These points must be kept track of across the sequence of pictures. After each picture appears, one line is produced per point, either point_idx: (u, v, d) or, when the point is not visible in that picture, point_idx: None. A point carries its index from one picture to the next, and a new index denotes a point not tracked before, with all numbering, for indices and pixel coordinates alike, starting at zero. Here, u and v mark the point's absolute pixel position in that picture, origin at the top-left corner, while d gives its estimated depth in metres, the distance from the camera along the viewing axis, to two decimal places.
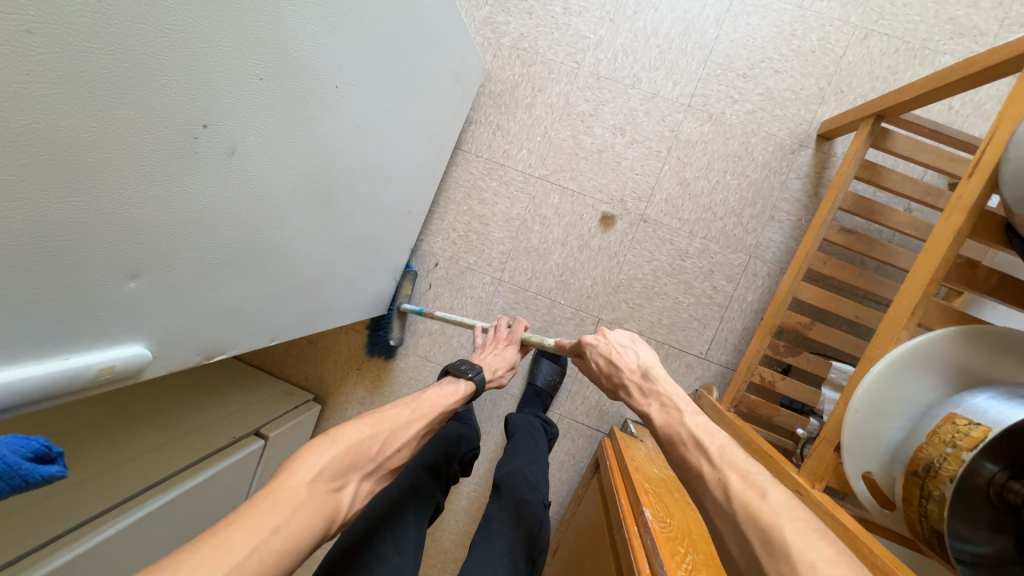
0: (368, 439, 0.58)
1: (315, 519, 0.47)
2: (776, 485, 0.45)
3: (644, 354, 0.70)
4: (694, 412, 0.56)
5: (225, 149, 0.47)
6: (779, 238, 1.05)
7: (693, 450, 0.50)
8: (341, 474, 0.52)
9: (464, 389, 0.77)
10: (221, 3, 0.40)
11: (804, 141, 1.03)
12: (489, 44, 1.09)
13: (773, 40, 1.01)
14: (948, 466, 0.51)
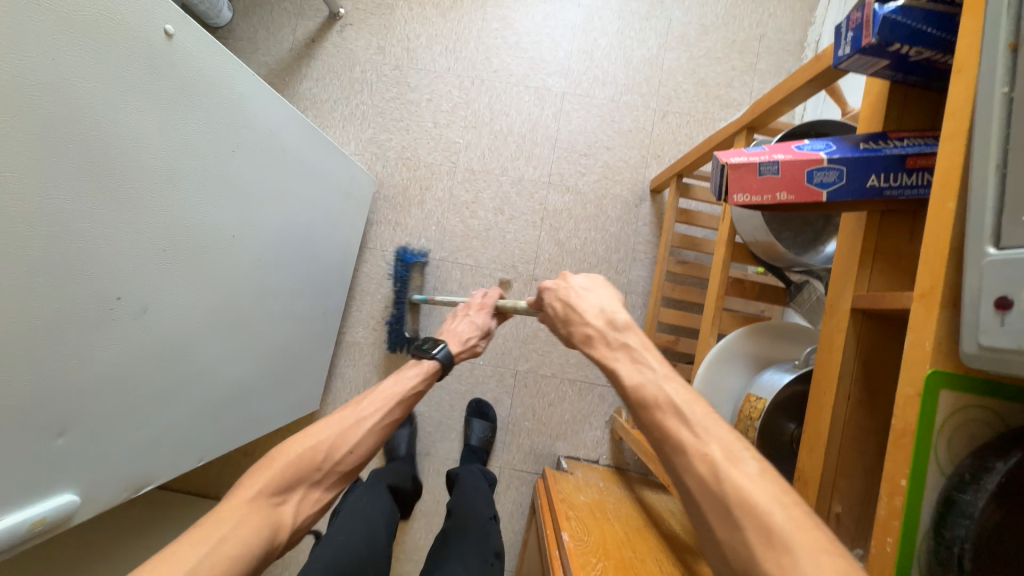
0: (307, 451, 0.61)
1: (260, 531, 0.53)
2: (721, 454, 0.42)
3: (605, 297, 0.64)
4: (660, 367, 0.52)
5: (139, 311, 0.58)
6: (644, 273, 1.28)
7: (674, 418, 0.46)
8: (280, 491, 0.57)
9: (428, 366, 0.79)
10: (122, 207, 0.54)
11: (643, 196, 1.30)
12: (377, 158, 1.29)
13: (600, 126, 1.30)
14: (749, 434, 0.68)
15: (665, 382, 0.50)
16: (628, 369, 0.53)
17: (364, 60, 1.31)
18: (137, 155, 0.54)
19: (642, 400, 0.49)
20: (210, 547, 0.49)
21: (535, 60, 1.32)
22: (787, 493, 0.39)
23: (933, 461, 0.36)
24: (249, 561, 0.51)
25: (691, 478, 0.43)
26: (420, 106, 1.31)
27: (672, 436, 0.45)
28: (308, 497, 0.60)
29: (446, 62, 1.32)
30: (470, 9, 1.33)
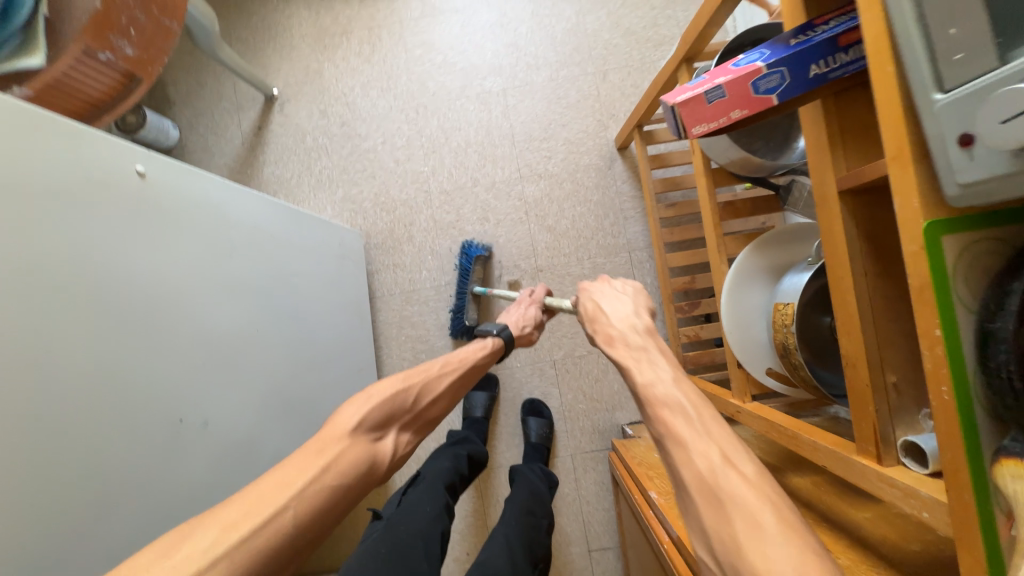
0: (401, 392, 0.69)
1: (361, 458, 0.58)
2: (722, 460, 0.44)
3: (625, 305, 0.70)
4: (665, 370, 0.55)
5: (200, 423, 0.66)
6: (640, 227, 1.30)
7: (672, 412, 0.49)
8: (378, 426, 0.64)
9: (494, 342, 0.92)
10: (156, 342, 0.61)
11: (612, 156, 1.31)
12: (356, 213, 1.33)
13: (548, 108, 1.33)
14: (791, 341, 0.70)
15: (675, 386, 0.52)
16: (671, 426, 0.48)
17: (312, 128, 1.36)
18: (148, 293, 0.61)
19: (655, 399, 0.51)
20: (319, 464, 0.54)
21: (466, 69, 1.35)
22: (780, 494, 0.42)
23: (958, 303, 0.36)
24: (349, 486, 0.55)
25: (680, 458, 0.46)
26: (378, 150, 1.35)
27: (670, 428, 0.48)
28: (398, 433, 0.67)
29: (386, 102, 1.35)
30: (391, 45, 1.36)
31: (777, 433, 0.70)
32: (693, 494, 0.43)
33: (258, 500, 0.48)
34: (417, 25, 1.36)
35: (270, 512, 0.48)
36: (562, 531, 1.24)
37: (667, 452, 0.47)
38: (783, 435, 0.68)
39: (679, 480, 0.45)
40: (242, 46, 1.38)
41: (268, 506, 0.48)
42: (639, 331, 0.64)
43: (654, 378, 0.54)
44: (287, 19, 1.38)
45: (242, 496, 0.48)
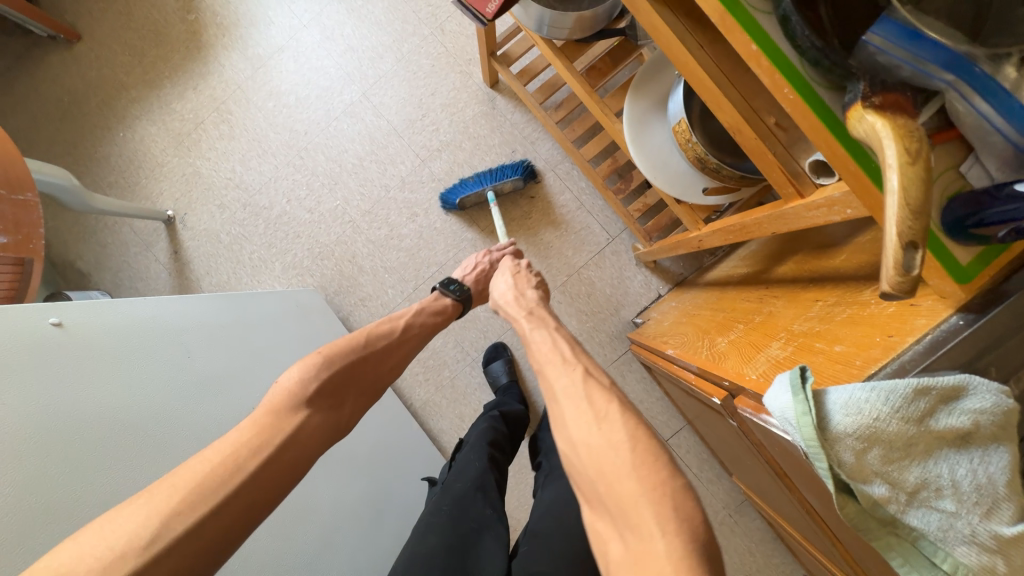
0: (360, 360, 0.77)
1: (322, 430, 0.68)
2: (621, 414, 0.56)
3: (533, 293, 0.89)
4: (580, 360, 0.66)
5: None
6: (550, 143, 1.31)
7: (589, 387, 0.60)
8: (333, 395, 0.71)
9: (452, 306, 0.97)
10: (158, 453, 0.67)
11: (490, 96, 1.32)
12: (302, 274, 1.35)
13: (410, 86, 1.33)
14: (699, 151, 0.73)
15: (584, 370, 0.63)
16: (544, 365, 0.67)
17: (221, 225, 1.37)
18: (127, 418, 0.66)
19: (581, 379, 0.61)
20: (278, 425, 0.64)
21: (321, 95, 1.35)
22: (639, 441, 0.53)
23: (753, 14, 0.38)
24: (307, 440, 0.65)
25: (576, 411, 0.58)
26: (287, 210, 1.36)
27: (594, 397, 0.58)
28: (357, 396, 0.75)
29: (269, 164, 1.36)
30: (243, 112, 1.37)
31: (731, 233, 0.73)
32: (563, 399, 0.60)
33: (207, 496, 0.54)
34: (256, 81, 1.36)
35: (223, 496, 0.55)
36: None
37: (547, 381, 0.65)
38: (735, 230, 0.71)
39: (555, 392, 0.62)
40: (118, 189, 1.38)
41: (238, 524, 0.56)
42: (527, 299, 0.86)
43: (541, 335, 0.73)
44: (143, 142, 1.38)
45: (194, 479, 0.55)
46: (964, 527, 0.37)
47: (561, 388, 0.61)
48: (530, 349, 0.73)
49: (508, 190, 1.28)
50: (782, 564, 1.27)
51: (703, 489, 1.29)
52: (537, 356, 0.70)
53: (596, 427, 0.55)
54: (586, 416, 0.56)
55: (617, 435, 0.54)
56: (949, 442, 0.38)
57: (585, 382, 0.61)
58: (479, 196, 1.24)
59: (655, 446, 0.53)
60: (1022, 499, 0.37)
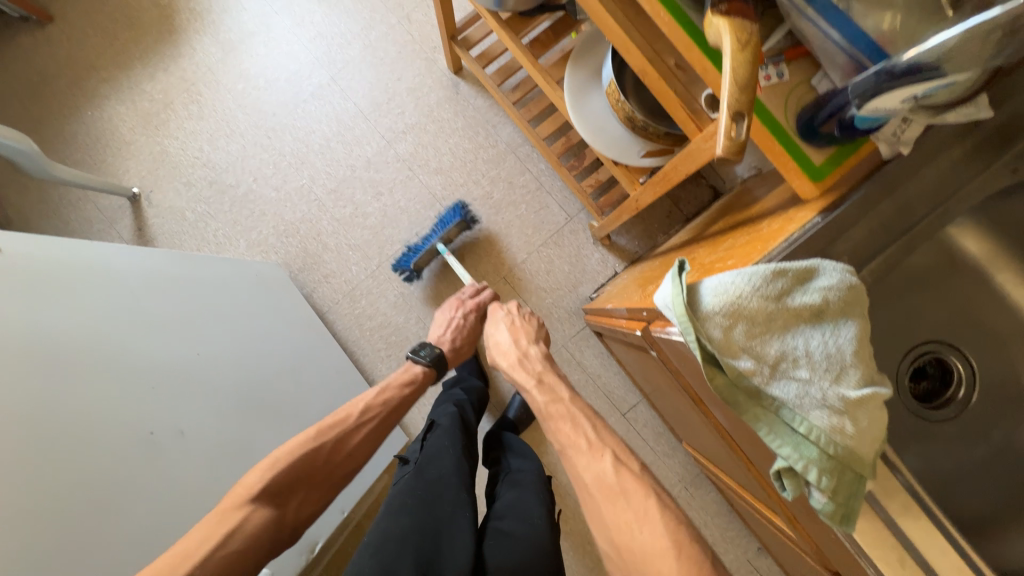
0: (312, 452, 0.77)
1: (268, 528, 0.68)
2: (661, 514, 0.59)
3: (536, 350, 0.91)
4: (600, 444, 0.69)
5: (174, 433, 0.74)
6: (511, 127, 1.37)
7: (624, 482, 0.63)
8: (281, 491, 0.72)
9: (421, 373, 0.97)
10: (93, 380, 0.67)
11: (454, 82, 1.38)
12: (267, 251, 1.37)
13: (377, 71, 1.39)
14: (627, 109, 0.78)
15: (612, 458, 0.67)
16: (570, 447, 0.71)
17: (187, 202, 1.38)
18: (64, 344, 0.66)
19: (609, 470, 0.65)
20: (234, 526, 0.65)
21: (290, 78, 1.39)
22: (684, 546, 0.56)
23: None
24: (251, 540, 0.66)
25: (611, 511, 0.61)
26: (253, 188, 1.38)
27: (625, 491, 0.62)
28: (311, 488, 0.76)
29: (238, 144, 1.39)
30: (213, 93, 1.40)
31: (659, 184, 0.79)
32: (599, 496, 0.63)
33: None
34: (227, 64, 1.40)
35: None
36: None
37: (574, 468, 0.68)
38: (661, 181, 0.77)
39: (585, 482, 0.66)
40: (84, 167, 1.39)
41: None
42: (532, 361, 0.88)
43: (558, 414, 0.76)
44: (111, 122, 1.40)
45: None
46: (817, 393, 0.41)
47: (594, 482, 0.64)
48: (548, 425, 0.76)
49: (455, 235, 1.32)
50: (735, 534, 1.30)
51: (659, 462, 1.32)
52: (557, 433, 0.74)
53: (638, 527, 0.58)
54: (626, 517, 0.60)
55: (661, 539, 0.57)
56: (805, 320, 0.42)
57: (619, 477, 0.64)
58: (431, 252, 1.29)
59: (695, 543, 0.56)
60: (867, 368, 0.41)
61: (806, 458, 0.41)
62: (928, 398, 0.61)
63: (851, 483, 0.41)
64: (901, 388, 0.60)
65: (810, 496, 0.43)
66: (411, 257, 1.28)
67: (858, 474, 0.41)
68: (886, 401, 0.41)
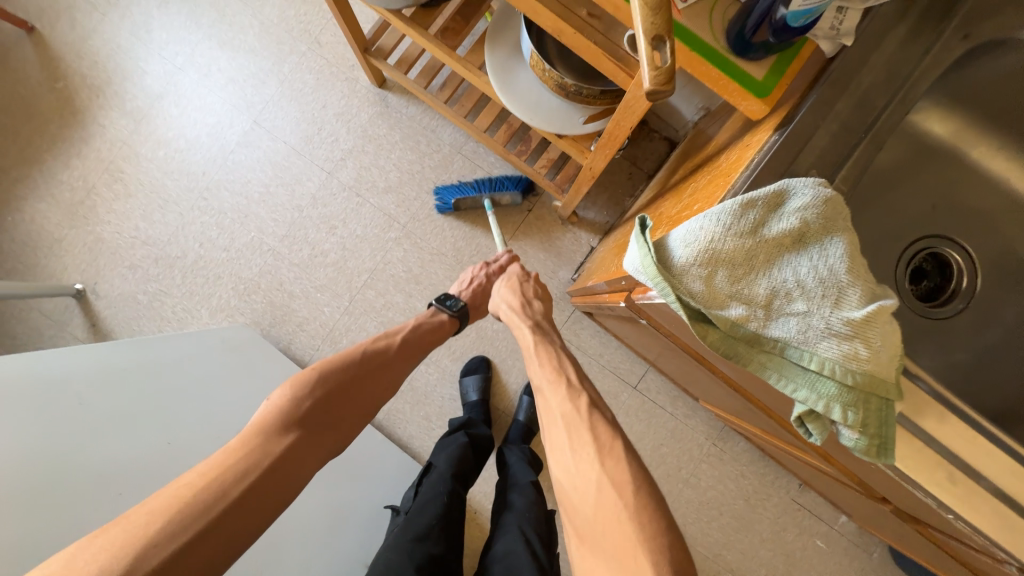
0: (353, 374, 0.73)
1: (312, 457, 0.64)
2: (608, 458, 0.55)
3: (536, 300, 0.85)
4: (572, 391, 0.64)
5: None
6: (451, 127, 1.32)
7: (583, 423, 0.59)
8: (320, 414, 0.67)
9: (450, 325, 0.91)
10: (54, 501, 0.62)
11: (382, 96, 1.32)
12: (231, 314, 1.30)
13: (300, 103, 1.32)
14: (556, 78, 0.73)
15: (576, 396, 0.63)
16: (545, 394, 0.66)
17: (136, 286, 1.31)
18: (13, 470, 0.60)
19: (568, 419, 0.60)
20: (268, 446, 0.61)
21: (212, 132, 1.32)
22: (622, 490, 0.52)
23: None
24: (292, 464, 0.61)
25: (559, 456, 0.59)
26: (202, 254, 1.31)
27: (576, 433, 0.58)
28: (347, 413, 0.71)
29: (174, 213, 1.32)
30: (135, 167, 1.32)
31: (608, 145, 0.75)
32: (553, 429, 0.61)
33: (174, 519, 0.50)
34: (142, 133, 1.32)
35: (204, 516, 0.52)
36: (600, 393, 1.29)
37: (544, 402, 0.65)
38: (609, 141, 0.73)
39: (545, 416, 0.64)
40: (18, 275, 1.30)
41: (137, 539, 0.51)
42: (532, 309, 0.82)
43: (538, 370, 0.70)
44: (35, 221, 1.31)
45: (170, 495, 0.52)
46: (820, 324, 0.37)
47: (551, 414, 0.63)
48: (530, 362, 0.73)
49: (504, 203, 1.28)
50: (774, 478, 1.28)
51: (682, 426, 1.29)
52: (539, 387, 0.68)
53: (595, 500, 0.52)
54: (579, 492, 0.54)
55: (593, 473, 0.54)
56: (788, 248, 0.38)
57: (573, 449, 0.57)
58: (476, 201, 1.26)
59: (660, 529, 0.49)
60: (866, 283, 0.38)
61: (826, 397, 0.37)
62: (933, 296, 0.57)
63: (879, 409, 0.37)
64: (903, 293, 0.56)
65: (838, 435, 0.39)
66: (455, 192, 1.28)
67: (885, 398, 0.38)
68: (895, 311, 0.38)
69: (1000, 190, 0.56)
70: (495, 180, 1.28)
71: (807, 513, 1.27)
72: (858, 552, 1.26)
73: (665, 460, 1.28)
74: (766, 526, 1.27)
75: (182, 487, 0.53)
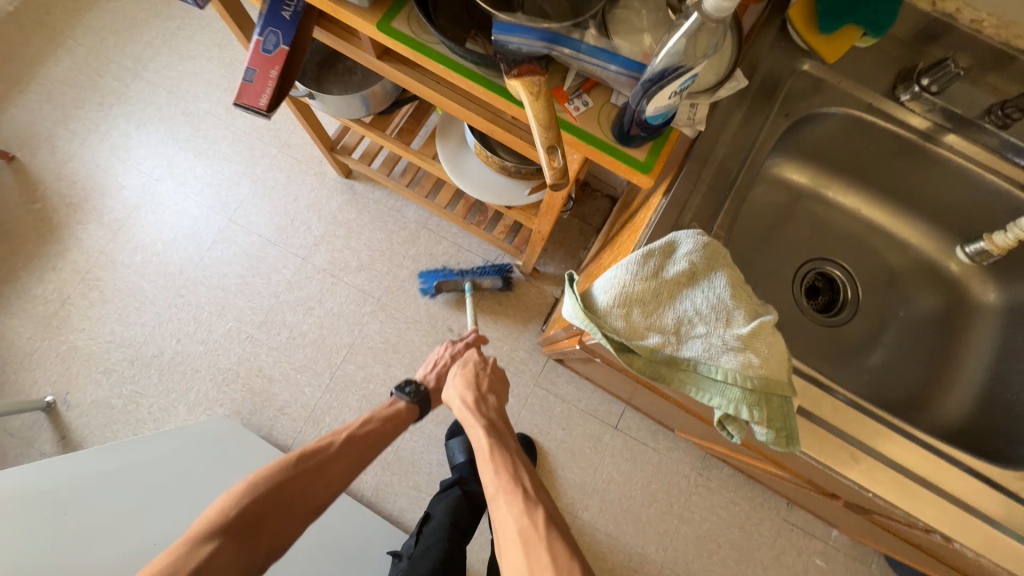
0: (289, 477, 0.76)
1: (227, 572, 0.65)
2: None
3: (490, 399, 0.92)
4: (528, 509, 0.70)
5: None
6: (415, 206, 1.45)
7: (539, 543, 0.65)
8: (247, 522, 0.69)
9: (405, 409, 0.94)
10: None
11: (349, 185, 1.46)
12: (210, 407, 1.30)
13: (272, 199, 1.44)
14: (499, 162, 0.87)
15: (528, 512, 0.69)
16: (502, 506, 0.72)
17: (111, 390, 1.30)
18: None
19: (525, 535, 0.66)
20: (190, 556, 0.63)
21: (188, 234, 1.40)
22: None
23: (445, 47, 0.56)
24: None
25: (517, 572, 0.63)
26: (179, 351, 1.33)
27: (532, 553, 0.64)
28: (280, 517, 0.73)
29: (150, 313, 1.35)
30: (111, 274, 1.37)
31: (550, 211, 0.87)
32: (511, 551, 0.65)
33: None
34: (119, 242, 1.39)
35: None
36: (583, 437, 1.33)
37: (500, 516, 0.71)
38: (549, 207, 0.86)
39: (504, 527, 0.69)
40: None
41: None
42: (486, 411, 0.88)
43: (494, 478, 0.76)
44: (5, 338, 1.32)
45: None
46: (718, 341, 0.46)
47: (511, 528, 0.68)
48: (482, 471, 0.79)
49: (485, 287, 1.36)
50: (762, 500, 1.31)
51: (666, 460, 1.33)
52: (496, 498, 0.73)
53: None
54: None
55: None
56: (685, 284, 0.48)
57: (531, 570, 0.62)
58: (458, 285, 1.35)
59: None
60: (748, 304, 0.47)
61: (735, 401, 0.45)
62: (829, 307, 0.69)
63: (780, 405, 0.46)
64: (803, 307, 0.67)
65: (755, 432, 0.47)
66: (438, 275, 1.36)
67: (783, 396, 0.46)
68: (775, 325, 0.47)
69: (858, 218, 0.69)
70: (477, 268, 1.38)
71: (800, 532, 1.29)
72: (857, 565, 1.27)
73: (656, 496, 1.30)
74: (764, 551, 1.28)
75: None
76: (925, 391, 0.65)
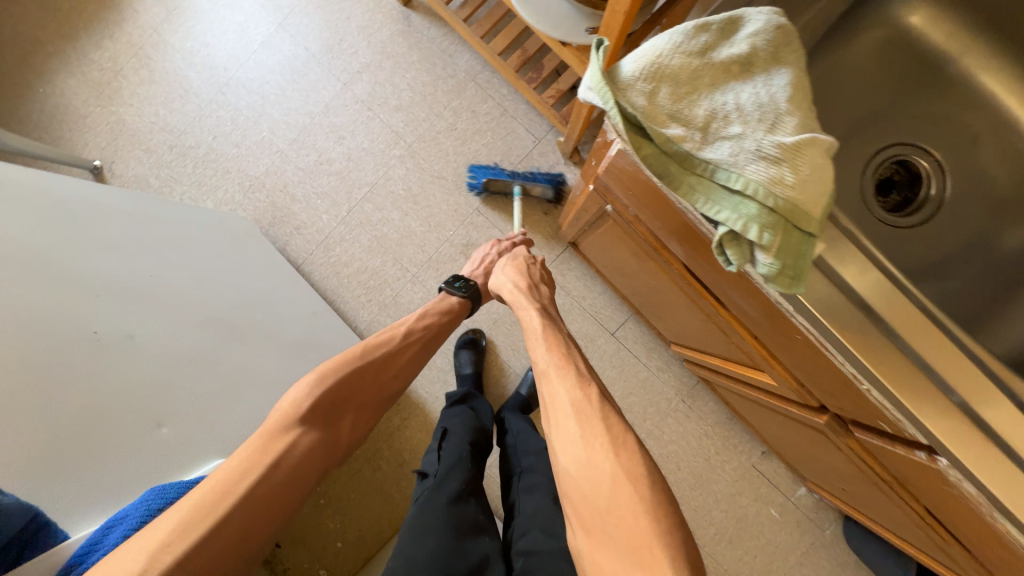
0: (358, 369, 0.75)
1: (320, 456, 0.69)
2: (632, 459, 0.54)
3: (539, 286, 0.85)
4: (579, 386, 0.60)
5: (124, 336, 0.69)
6: (468, 54, 1.33)
7: (610, 424, 0.57)
8: (329, 412, 0.71)
9: (456, 303, 0.90)
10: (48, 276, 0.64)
11: (405, 15, 1.34)
12: (235, 207, 1.34)
13: (324, 13, 1.35)
14: None
15: (589, 389, 0.60)
16: (551, 379, 0.62)
17: (150, 169, 1.36)
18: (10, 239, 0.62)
19: (582, 415, 0.57)
20: (272, 450, 0.64)
21: (237, 30, 1.36)
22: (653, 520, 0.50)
23: None
24: (305, 460, 0.66)
25: (592, 458, 0.54)
26: (212, 147, 1.35)
27: (606, 432, 0.56)
28: (355, 406, 0.74)
29: (193, 104, 1.36)
30: (161, 55, 1.37)
31: None
32: (574, 420, 0.57)
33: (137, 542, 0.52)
34: (172, 23, 1.36)
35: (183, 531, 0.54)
36: (577, 334, 1.31)
37: (550, 389, 0.61)
38: None
39: (563, 404, 0.59)
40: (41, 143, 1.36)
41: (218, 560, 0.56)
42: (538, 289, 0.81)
43: (542, 353, 0.66)
44: (64, 96, 1.37)
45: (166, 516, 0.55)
46: (751, 146, 0.37)
47: (573, 405, 0.58)
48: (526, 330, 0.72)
49: (534, 195, 1.28)
50: (737, 442, 1.29)
51: (654, 378, 1.30)
52: (546, 371, 0.64)
53: (612, 495, 0.52)
54: (604, 491, 0.52)
55: (619, 473, 0.53)
56: (734, 76, 0.39)
57: (586, 439, 0.56)
58: (506, 187, 1.27)
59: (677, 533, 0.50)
60: (803, 117, 0.38)
61: (746, 218, 0.38)
62: (900, 208, 0.62)
63: (797, 242, 0.38)
64: (871, 204, 0.61)
65: (755, 266, 0.40)
66: (488, 173, 1.29)
67: (805, 233, 0.38)
68: (826, 152, 0.39)
69: None
70: (529, 174, 1.29)
71: (765, 481, 1.28)
72: (811, 527, 1.26)
73: (632, 409, 1.30)
74: (722, 486, 1.28)
75: (173, 513, 0.55)
76: (976, 320, 0.61)
